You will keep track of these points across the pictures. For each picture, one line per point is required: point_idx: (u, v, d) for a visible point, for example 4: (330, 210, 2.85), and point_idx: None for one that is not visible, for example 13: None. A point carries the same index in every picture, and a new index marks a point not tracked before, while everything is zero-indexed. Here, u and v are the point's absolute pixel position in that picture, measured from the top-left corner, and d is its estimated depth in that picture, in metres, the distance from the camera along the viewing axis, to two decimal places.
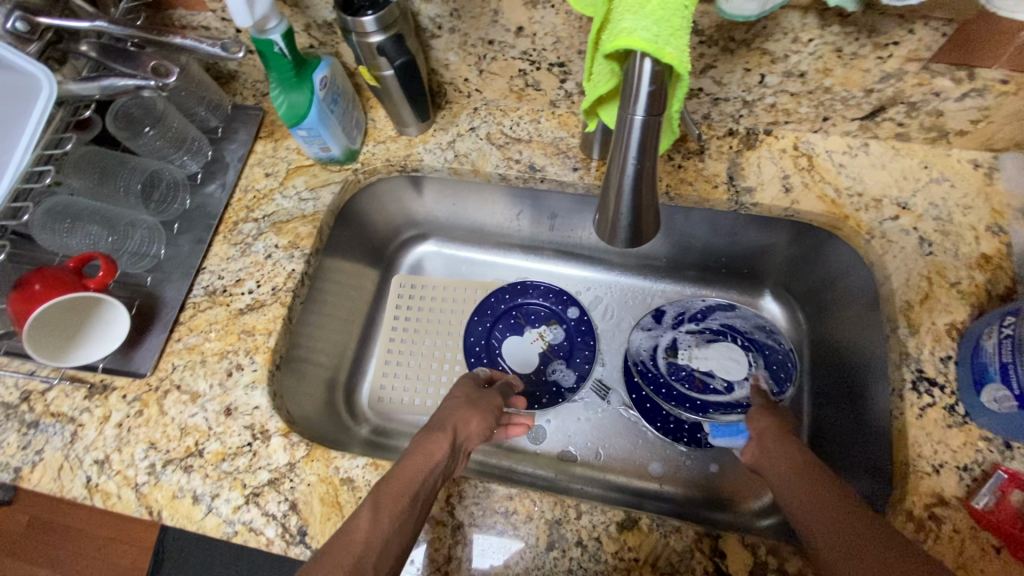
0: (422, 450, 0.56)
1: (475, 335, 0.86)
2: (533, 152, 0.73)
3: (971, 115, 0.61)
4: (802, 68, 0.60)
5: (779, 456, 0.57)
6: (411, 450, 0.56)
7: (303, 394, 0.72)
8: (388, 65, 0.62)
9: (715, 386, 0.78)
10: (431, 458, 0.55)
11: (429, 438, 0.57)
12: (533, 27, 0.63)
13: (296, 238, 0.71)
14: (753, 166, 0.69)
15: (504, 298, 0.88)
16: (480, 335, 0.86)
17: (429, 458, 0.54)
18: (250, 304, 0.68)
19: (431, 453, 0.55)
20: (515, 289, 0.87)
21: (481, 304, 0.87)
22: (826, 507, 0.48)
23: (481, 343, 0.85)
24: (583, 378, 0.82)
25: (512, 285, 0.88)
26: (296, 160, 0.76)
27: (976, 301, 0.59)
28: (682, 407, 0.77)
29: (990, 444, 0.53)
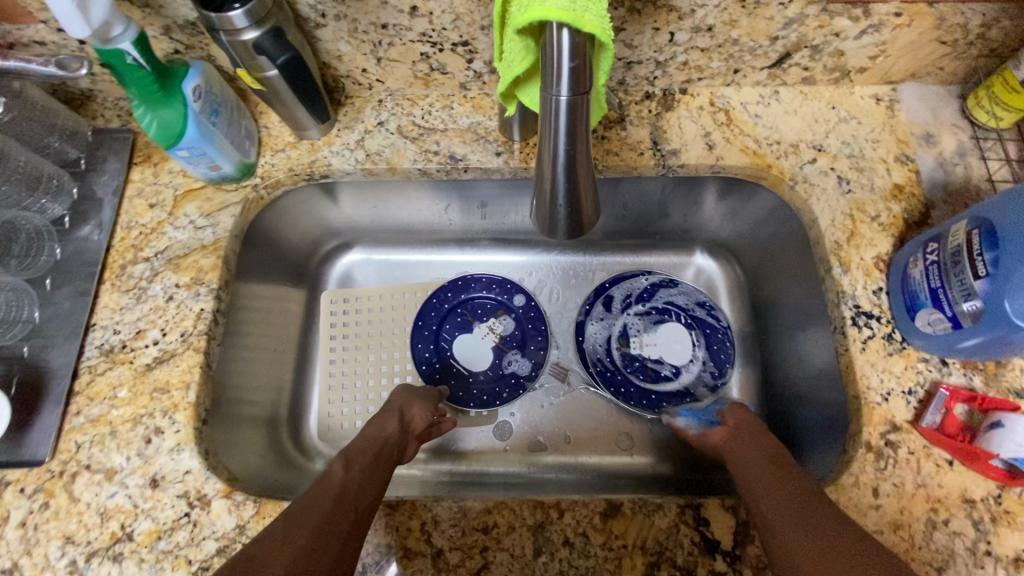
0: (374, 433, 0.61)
1: (424, 338, 0.81)
2: (451, 140, 0.69)
3: (868, 52, 0.63)
4: (709, 22, 0.59)
5: (750, 446, 0.57)
6: (365, 430, 0.62)
7: (240, 441, 0.65)
8: (270, 64, 0.55)
9: (665, 373, 0.79)
10: (384, 431, 0.61)
11: (379, 420, 0.63)
12: (428, 5, 0.57)
13: (200, 272, 0.63)
14: (675, 128, 0.68)
15: (446, 297, 0.83)
16: (427, 339, 0.81)
17: (381, 430, 0.61)
18: (158, 357, 0.59)
19: (383, 428, 0.61)
20: (456, 286, 0.83)
21: (425, 306, 0.83)
22: (792, 500, 0.47)
23: (430, 348, 0.81)
24: (540, 365, 0.80)
25: (452, 284, 0.83)
26: (183, 185, 0.67)
27: (896, 231, 0.62)
28: (639, 399, 0.77)
29: (928, 364, 0.56)
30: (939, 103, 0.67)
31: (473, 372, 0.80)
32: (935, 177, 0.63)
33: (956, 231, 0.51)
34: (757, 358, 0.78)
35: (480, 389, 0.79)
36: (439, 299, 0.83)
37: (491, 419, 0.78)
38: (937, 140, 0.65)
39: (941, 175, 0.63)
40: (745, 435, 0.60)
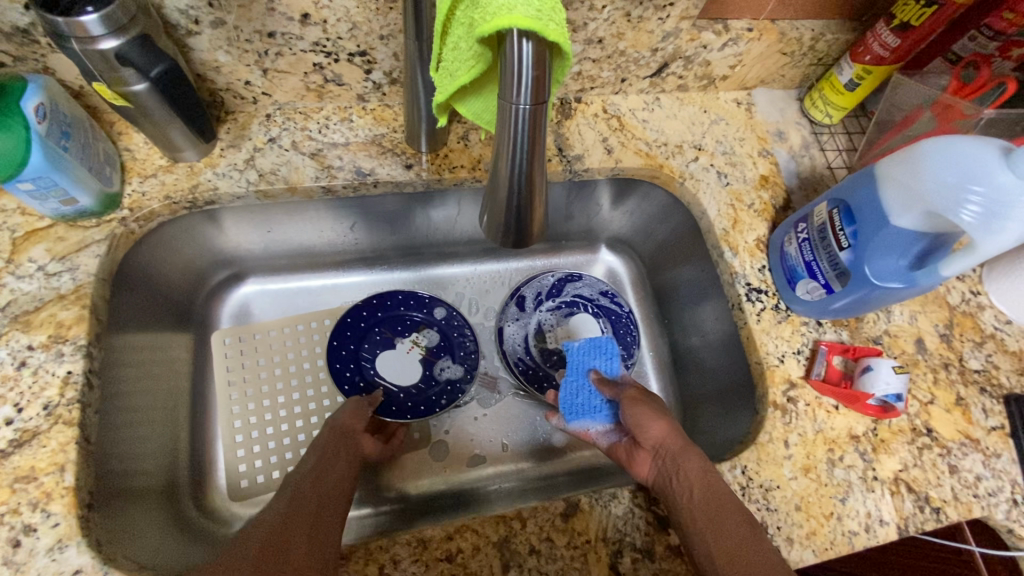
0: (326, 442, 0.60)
1: (342, 360, 0.74)
2: (354, 155, 0.65)
3: (729, 62, 0.72)
4: (600, 34, 0.63)
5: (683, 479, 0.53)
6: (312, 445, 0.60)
7: (136, 520, 0.55)
8: (139, 77, 0.47)
9: None
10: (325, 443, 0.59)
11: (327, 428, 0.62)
12: (322, 12, 0.54)
13: (61, 328, 0.52)
14: (576, 134, 0.71)
15: (363, 314, 0.77)
16: (345, 361, 0.75)
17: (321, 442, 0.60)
18: (16, 439, 0.48)
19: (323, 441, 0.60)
20: (371, 302, 0.78)
21: (339, 326, 0.76)
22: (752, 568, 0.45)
23: (350, 368, 0.75)
24: (473, 369, 0.78)
25: (368, 302, 0.78)
26: (24, 225, 0.55)
27: (768, 215, 0.71)
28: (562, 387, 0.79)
29: (808, 326, 0.66)
30: (783, 104, 0.79)
31: (402, 388, 0.75)
32: (789, 167, 0.75)
33: (818, 212, 0.60)
34: (665, 341, 0.84)
35: (413, 402, 0.75)
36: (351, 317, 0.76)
37: (424, 441, 0.75)
38: (787, 136, 0.77)
39: (794, 166, 0.75)
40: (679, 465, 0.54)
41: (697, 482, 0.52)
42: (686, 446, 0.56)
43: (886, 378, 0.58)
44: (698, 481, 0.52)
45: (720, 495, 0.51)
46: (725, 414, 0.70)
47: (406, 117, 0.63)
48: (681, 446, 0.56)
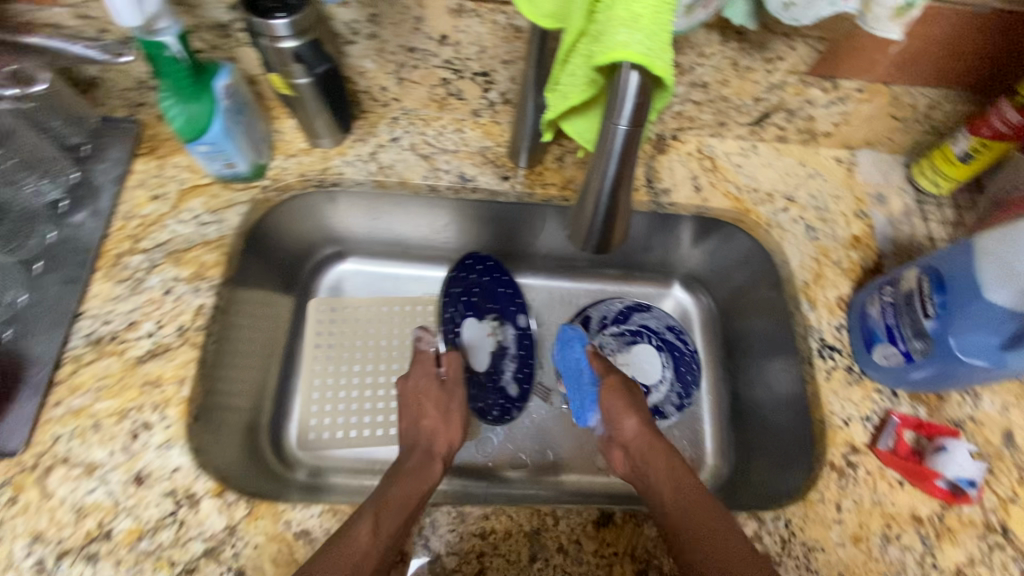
0: (426, 448, 0.65)
1: (449, 296, 0.79)
2: (461, 162, 0.72)
3: (834, 119, 0.72)
4: (705, 79, 0.67)
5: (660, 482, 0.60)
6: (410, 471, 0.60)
7: (225, 442, 0.63)
8: (305, 72, 0.57)
9: None
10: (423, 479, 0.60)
11: (422, 424, 0.67)
12: (457, 35, 0.62)
13: (202, 268, 0.62)
14: (667, 170, 0.74)
15: (476, 268, 0.82)
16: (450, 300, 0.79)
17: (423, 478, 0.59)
18: (152, 350, 0.58)
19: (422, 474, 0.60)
20: (490, 267, 0.83)
21: (459, 268, 0.80)
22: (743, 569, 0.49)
23: (454, 311, 0.79)
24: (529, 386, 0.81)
25: (485, 263, 0.83)
26: (190, 180, 0.67)
27: (854, 275, 0.70)
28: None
29: (881, 394, 0.63)
30: (889, 169, 0.77)
31: (471, 370, 0.80)
32: (886, 232, 0.73)
33: (908, 277, 0.59)
34: (726, 387, 0.83)
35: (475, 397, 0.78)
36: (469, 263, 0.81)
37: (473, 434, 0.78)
38: (887, 201, 0.75)
39: (891, 231, 0.73)
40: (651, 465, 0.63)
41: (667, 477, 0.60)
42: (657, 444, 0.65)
43: (960, 462, 0.56)
44: (667, 479, 0.60)
45: (685, 485, 0.58)
46: (777, 469, 0.68)
47: (512, 133, 0.69)
48: (649, 444, 0.65)
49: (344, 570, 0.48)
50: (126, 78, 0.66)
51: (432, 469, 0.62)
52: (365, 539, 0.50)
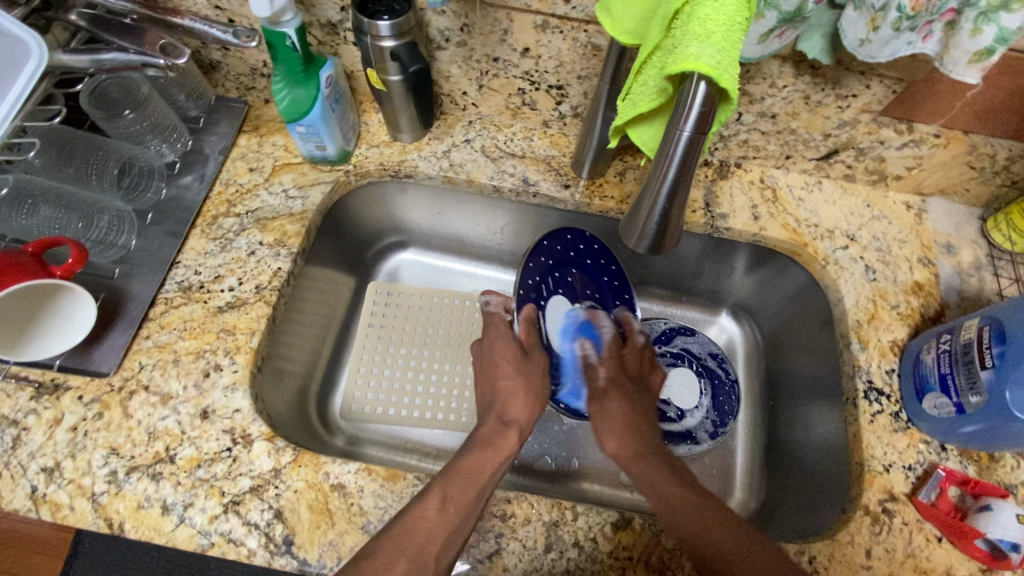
0: (502, 414, 0.63)
1: (534, 265, 0.70)
2: (526, 167, 0.76)
3: (907, 163, 0.71)
4: (774, 110, 0.68)
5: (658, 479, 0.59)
6: (481, 442, 0.60)
7: (278, 396, 0.69)
8: (399, 70, 0.63)
9: (670, 414, 0.80)
10: (497, 453, 0.59)
11: (501, 386, 0.64)
12: (540, 49, 0.66)
13: (283, 236, 0.69)
14: (726, 196, 0.75)
15: (574, 244, 0.75)
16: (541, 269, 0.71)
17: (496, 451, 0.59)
18: (231, 302, 0.64)
19: (496, 447, 0.59)
20: (594, 251, 0.76)
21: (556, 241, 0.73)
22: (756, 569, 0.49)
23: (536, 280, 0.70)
24: None
25: (590, 246, 0.76)
26: (283, 158, 0.74)
27: (912, 322, 0.68)
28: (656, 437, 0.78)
29: (928, 446, 0.61)
30: (962, 219, 0.75)
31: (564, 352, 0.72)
32: (951, 282, 0.70)
33: (968, 327, 0.57)
34: (763, 424, 0.81)
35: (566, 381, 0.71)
36: (569, 238, 0.74)
37: None
38: (957, 251, 0.73)
39: (957, 282, 0.70)
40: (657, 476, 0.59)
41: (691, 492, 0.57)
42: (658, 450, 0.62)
43: (1005, 524, 0.53)
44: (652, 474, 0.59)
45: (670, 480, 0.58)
46: (810, 509, 0.66)
47: (578, 145, 0.73)
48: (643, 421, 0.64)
49: (410, 544, 0.50)
50: (242, 65, 0.74)
51: (507, 438, 0.60)
52: (432, 514, 0.51)
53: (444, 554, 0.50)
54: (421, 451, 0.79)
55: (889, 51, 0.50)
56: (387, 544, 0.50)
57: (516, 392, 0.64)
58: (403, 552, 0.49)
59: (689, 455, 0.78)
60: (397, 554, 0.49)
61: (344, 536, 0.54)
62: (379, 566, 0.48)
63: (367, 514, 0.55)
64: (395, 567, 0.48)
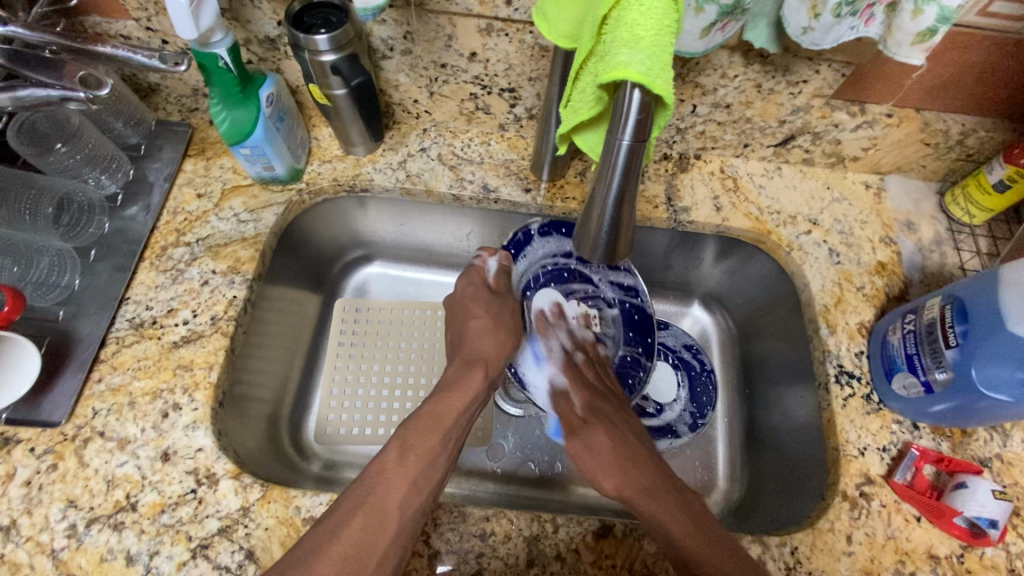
0: (469, 354, 0.65)
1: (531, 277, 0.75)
2: (485, 173, 0.75)
3: (862, 144, 0.72)
4: (728, 100, 0.68)
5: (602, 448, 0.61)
6: (448, 384, 0.63)
7: (244, 430, 0.67)
8: (342, 83, 0.61)
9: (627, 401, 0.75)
10: (465, 399, 0.62)
11: (472, 330, 0.67)
12: (487, 53, 0.65)
13: (237, 262, 0.66)
14: (688, 188, 0.75)
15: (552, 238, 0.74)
16: (516, 246, 0.74)
17: (465, 395, 0.62)
18: (186, 336, 0.62)
19: (466, 394, 0.62)
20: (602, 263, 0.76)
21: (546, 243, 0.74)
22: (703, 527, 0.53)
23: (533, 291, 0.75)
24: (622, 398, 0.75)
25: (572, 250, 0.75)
26: (232, 180, 0.71)
27: (878, 302, 0.69)
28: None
29: (901, 425, 0.61)
30: (920, 195, 0.76)
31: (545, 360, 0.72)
32: (914, 259, 0.71)
33: (931, 306, 0.58)
34: (742, 411, 0.81)
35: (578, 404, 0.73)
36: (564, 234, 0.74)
37: (484, 439, 0.79)
38: (917, 228, 0.73)
39: (919, 259, 0.71)
40: (649, 489, 0.57)
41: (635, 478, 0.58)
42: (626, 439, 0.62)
43: (981, 501, 0.54)
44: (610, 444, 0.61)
45: (631, 450, 0.61)
46: (792, 495, 0.66)
47: (536, 147, 0.71)
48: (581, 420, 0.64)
49: (371, 496, 0.52)
50: (183, 86, 0.72)
51: (472, 378, 0.63)
52: (391, 467, 0.54)
53: (406, 504, 0.52)
54: None
55: (833, 38, 0.50)
56: (350, 498, 0.52)
57: (490, 330, 0.67)
58: (360, 505, 0.51)
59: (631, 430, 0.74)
60: (348, 523, 0.50)
61: None
62: (340, 519, 0.50)
63: None
64: (352, 521, 0.50)
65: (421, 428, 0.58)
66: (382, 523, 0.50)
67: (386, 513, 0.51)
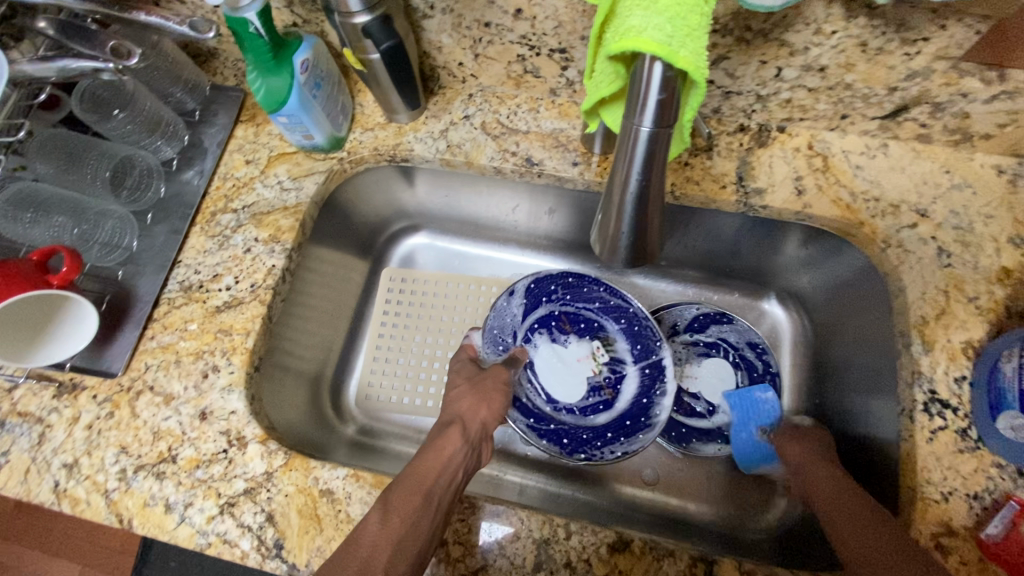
0: (449, 415, 0.60)
1: (537, 319, 0.75)
2: (531, 144, 0.69)
3: (1000, 118, 0.57)
4: (823, 62, 0.56)
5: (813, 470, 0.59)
6: (426, 449, 0.55)
7: (284, 394, 0.69)
8: (375, 48, 0.57)
9: (643, 424, 0.69)
10: (444, 458, 0.54)
11: (452, 396, 0.63)
12: (533, 9, 0.58)
13: (277, 231, 0.67)
14: (765, 166, 0.65)
15: (555, 289, 0.76)
16: (501, 311, 0.74)
17: (441, 455, 0.54)
18: (228, 301, 0.64)
19: (443, 453, 0.54)
20: (570, 281, 0.76)
21: (522, 292, 0.74)
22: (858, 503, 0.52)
23: (557, 321, 0.75)
24: (650, 396, 0.71)
25: (565, 280, 0.75)
26: (279, 147, 0.71)
27: (994, 318, 0.56)
28: (591, 446, 0.69)
29: (1002, 471, 0.51)
30: None
31: (572, 401, 0.72)
32: None
33: None
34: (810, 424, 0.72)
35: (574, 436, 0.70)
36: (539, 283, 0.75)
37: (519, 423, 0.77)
38: None
39: None
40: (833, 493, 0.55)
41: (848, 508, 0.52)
42: (832, 477, 0.57)
43: None
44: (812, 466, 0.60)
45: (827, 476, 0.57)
46: None
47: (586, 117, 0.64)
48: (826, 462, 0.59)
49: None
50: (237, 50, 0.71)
51: (449, 439, 0.56)
52: (373, 529, 0.47)
53: (394, 566, 0.45)
54: None
55: None
56: (337, 558, 0.45)
57: (469, 392, 0.63)
58: (346, 566, 0.45)
59: (637, 449, 0.67)
60: None
61: (331, 543, 0.53)
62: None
63: (354, 522, 0.54)
64: None
65: (401, 492, 0.50)
66: None
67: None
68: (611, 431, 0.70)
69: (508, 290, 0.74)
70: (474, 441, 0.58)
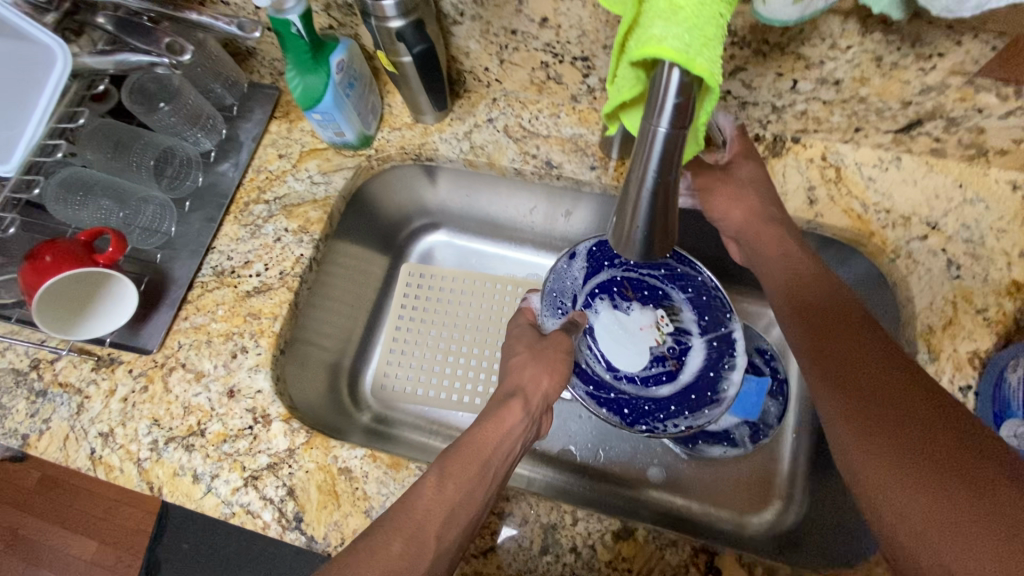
0: (511, 385, 0.62)
1: (599, 286, 0.77)
2: (550, 148, 0.72)
3: (1012, 134, 0.58)
4: (838, 75, 0.58)
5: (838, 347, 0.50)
6: (485, 417, 0.58)
7: (305, 378, 0.72)
8: (407, 51, 0.60)
9: (709, 398, 0.71)
10: (501, 430, 0.57)
11: (512, 364, 0.65)
12: (558, 18, 0.60)
13: (306, 222, 0.70)
14: (779, 175, 0.67)
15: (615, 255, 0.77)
16: (559, 278, 0.75)
17: (501, 425, 0.57)
18: (257, 286, 0.67)
19: (501, 425, 0.57)
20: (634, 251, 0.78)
21: (583, 257, 0.76)
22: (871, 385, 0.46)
23: (618, 289, 0.77)
24: (717, 367, 0.72)
25: None
26: (310, 143, 0.75)
27: (1002, 330, 0.57)
28: (653, 418, 0.70)
29: None
30: None
31: (634, 371, 0.74)
32: None
33: None
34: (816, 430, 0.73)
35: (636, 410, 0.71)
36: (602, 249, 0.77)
37: None
38: None
39: None
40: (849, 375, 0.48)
41: (867, 405, 0.45)
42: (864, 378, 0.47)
43: None
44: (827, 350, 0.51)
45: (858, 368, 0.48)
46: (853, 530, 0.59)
47: None
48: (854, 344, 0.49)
49: (396, 541, 0.46)
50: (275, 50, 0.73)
51: (510, 411, 0.58)
52: (428, 494, 0.49)
53: (445, 533, 0.48)
54: (446, 434, 0.80)
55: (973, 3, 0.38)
56: (390, 519, 0.48)
57: (530, 362, 0.64)
58: (400, 531, 0.47)
59: (703, 423, 0.70)
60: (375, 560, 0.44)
61: (348, 518, 0.56)
62: (377, 540, 0.46)
63: (370, 499, 0.57)
64: (392, 545, 0.46)
65: (460, 458, 0.53)
66: (420, 550, 0.46)
67: (424, 543, 0.47)
68: (675, 404, 0.72)
69: (569, 254, 0.76)
70: (532, 415, 0.60)
